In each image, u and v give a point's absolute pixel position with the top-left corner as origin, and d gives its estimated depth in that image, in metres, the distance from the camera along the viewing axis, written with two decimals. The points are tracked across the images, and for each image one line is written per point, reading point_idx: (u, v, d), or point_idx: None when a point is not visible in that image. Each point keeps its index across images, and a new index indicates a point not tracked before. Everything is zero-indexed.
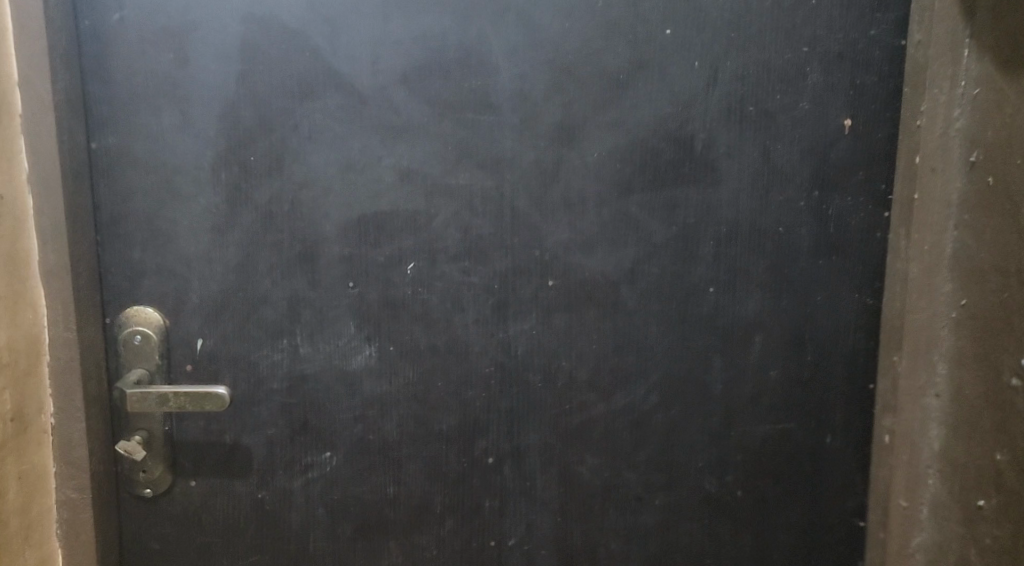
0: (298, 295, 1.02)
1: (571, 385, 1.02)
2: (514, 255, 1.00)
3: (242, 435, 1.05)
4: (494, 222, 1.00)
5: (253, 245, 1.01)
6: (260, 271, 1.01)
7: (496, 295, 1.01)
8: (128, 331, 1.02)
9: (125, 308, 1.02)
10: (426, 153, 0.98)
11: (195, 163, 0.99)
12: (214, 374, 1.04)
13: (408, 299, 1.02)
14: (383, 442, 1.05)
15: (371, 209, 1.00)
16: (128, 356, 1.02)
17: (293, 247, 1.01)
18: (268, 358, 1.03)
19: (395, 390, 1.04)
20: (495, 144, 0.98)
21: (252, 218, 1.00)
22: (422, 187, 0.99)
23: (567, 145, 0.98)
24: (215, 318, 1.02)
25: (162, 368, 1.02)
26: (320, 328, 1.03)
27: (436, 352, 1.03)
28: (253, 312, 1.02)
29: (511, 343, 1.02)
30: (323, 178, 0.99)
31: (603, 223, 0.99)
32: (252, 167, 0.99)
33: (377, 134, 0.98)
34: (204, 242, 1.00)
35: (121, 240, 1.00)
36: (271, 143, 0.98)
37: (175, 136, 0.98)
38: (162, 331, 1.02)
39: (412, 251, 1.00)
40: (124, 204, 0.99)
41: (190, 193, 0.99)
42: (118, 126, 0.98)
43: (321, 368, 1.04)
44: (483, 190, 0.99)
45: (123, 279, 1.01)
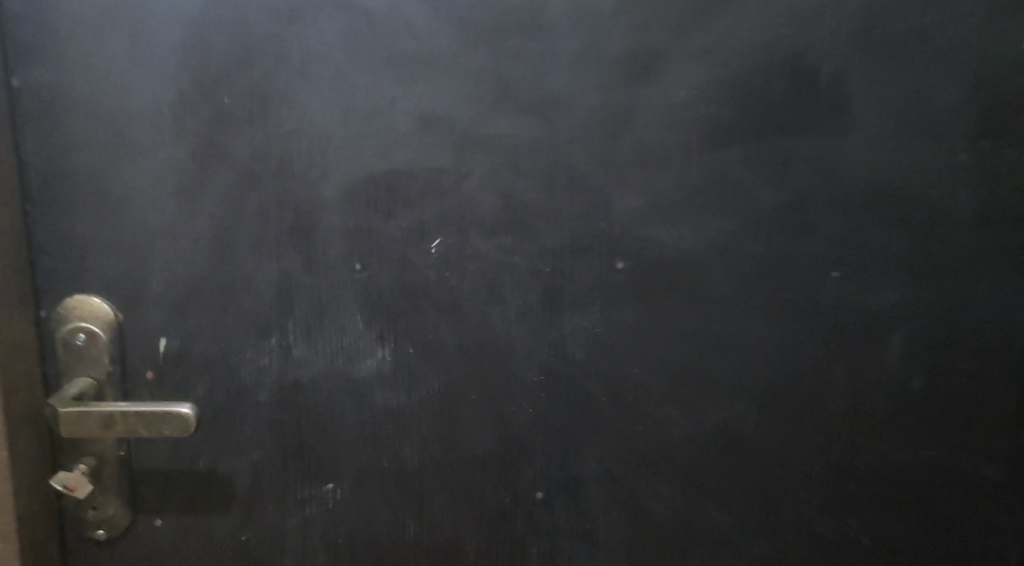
0: (290, 280, 0.78)
1: (644, 397, 0.79)
2: (573, 229, 0.76)
3: (220, 460, 0.82)
4: (545, 184, 0.75)
5: (230, 216, 0.77)
6: (239, 250, 0.77)
7: (547, 280, 0.77)
8: (68, 329, 0.79)
9: (65, 299, 0.79)
10: (455, 91, 0.74)
11: (151, 107, 0.75)
12: (183, 384, 0.80)
13: (432, 286, 0.78)
14: (401, 470, 0.82)
15: (383, 169, 0.75)
16: (69, 361, 0.79)
17: (283, 219, 0.77)
18: (252, 362, 0.80)
19: (416, 404, 0.81)
20: (546, 82, 0.74)
21: (230, 180, 0.76)
22: (450, 137, 0.75)
23: (640, 83, 0.73)
24: (182, 310, 0.79)
25: (114, 378, 0.80)
26: (318, 323, 0.79)
27: (469, 356, 0.79)
28: (232, 303, 0.79)
29: (566, 343, 0.79)
30: (320, 128, 0.75)
31: (687, 188, 0.75)
32: (229, 112, 0.75)
33: (390, 69, 0.74)
34: (169, 213, 0.77)
35: (58, 208, 0.77)
36: (251, 80, 0.74)
37: (127, 71, 0.75)
38: (111, 331, 0.79)
39: (436, 222, 0.76)
40: (63, 163, 0.76)
41: (145, 147, 0.76)
42: (52, 60, 0.75)
43: (321, 374, 0.80)
44: (532, 141, 0.74)
45: (63, 261, 0.78)
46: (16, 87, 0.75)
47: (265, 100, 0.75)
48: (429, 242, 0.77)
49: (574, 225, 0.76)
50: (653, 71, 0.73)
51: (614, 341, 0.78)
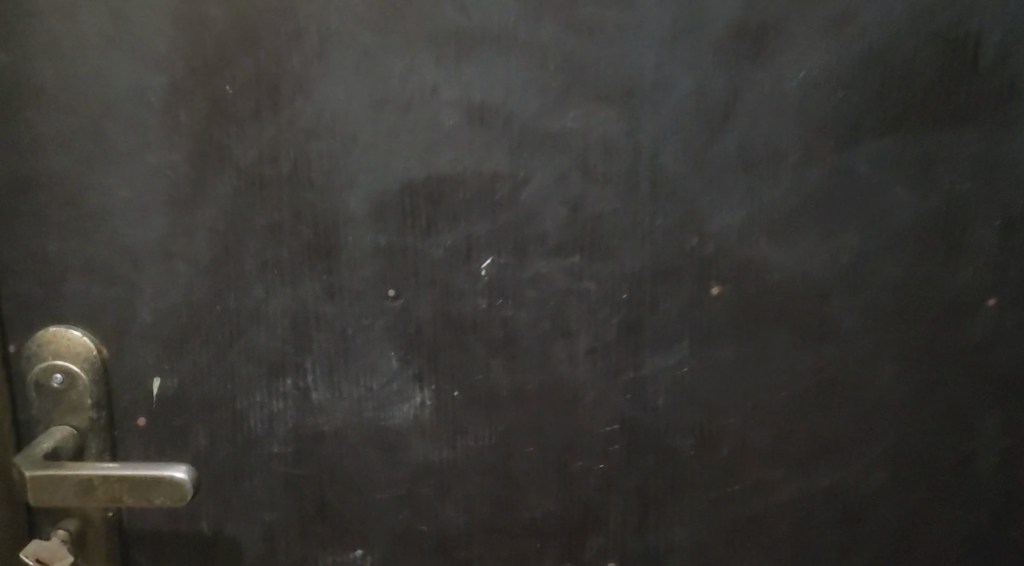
0: (307, 310, 0.63)
1: (750, 454, 0.65)
2: (655, 246, 0.61)
3: (223, 526, 0.67)
4: (625, 192, 0.60)
5: (232, 233, 0.62)
6: (245, 274, 0.62)
7: (627, 309, 0.62)
8: (43, 367, 0.63)
9: (37, 329, 0.63)
10: (517, 76, 0.58)
11: (134, 95, 0.59)
12: (181, 432, 0.65)
13: (483, 316, 0.63)
14: (442, 535, 0.68)
15: (423, 173, 0.60)
16: (45, 406, 0.64)
17: (297, 235, 0.62)
18: (263, 408, 0.65)
19: (463, 457, 0.66)
20: (630, 61, 0.58)
21: (231, 189, 0.61)
22: (509, 135, 0.59)
23: (750, 62, 0.58)
24: (177, 346, 0.64)
25: (99, 425, 0.64)
26: (343, 362, 0.64)
27: (527, 402, 0.65)
28: (237, 338, 0.64)
29: (647, 385, 0.64)
30: (343, 123, 0.59)
31: (808, 196, 0.60)
32: (229, 103, 0.59)
33: (432, 47, 0.58)
34: (158, 227, 0.62)
35: (24, 221, 0.62)
36: (256, 62, 0.58)
37: (103, 51, 0.59)
38: (96, 368, 0.64)
39: (490, 239, 0.61)
40: (27, 166, 0.61)
41: (128, 146, 0.60)
42: (7, 35, 0.58)
43: (346, 423, 0.66)
44: (609, 138, 0.59)
45: (33, 284, 0.63)
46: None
47: (275, 87, 0.59)
48: (478, 264, 0.62)
49: (656, 244, 0.61)
50: (767, 47, 0.58)
51: (705, 388, 0.64)
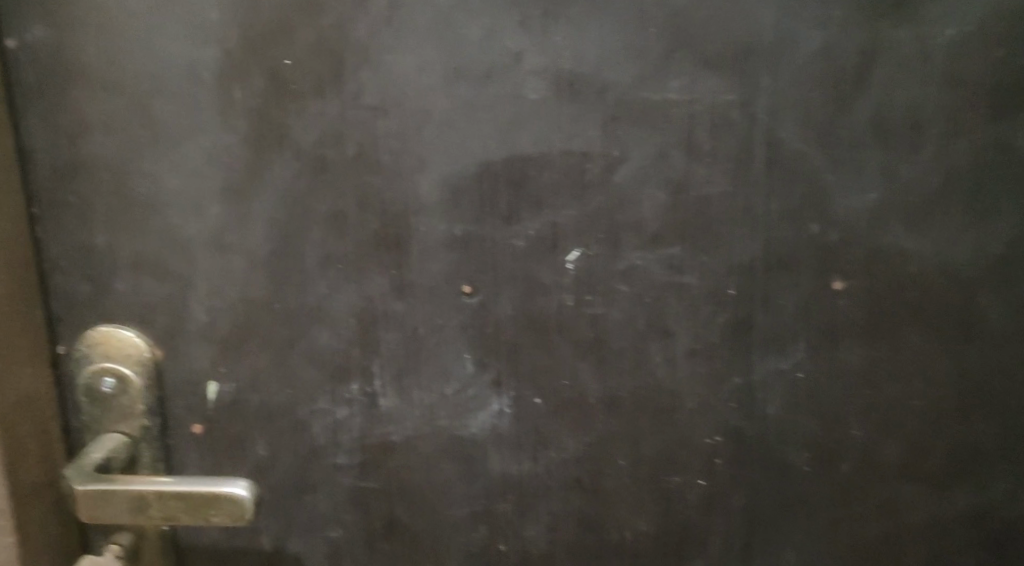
0: (374, 307, 0.57)
1: (876, 471, 0.58)
2: (772, 235, 0.54)
3: (284, 543, 0.61)
4: (734, 172, 0.53)
5: (292, 223, 0.55)
6: (308, 268, 0.56)
7: (735, 304, 0.55)
8: (93, 370, 0.58)
9: (87, 329, 0.58)
10: (612, 42, 0.51)
11: (185, 71, 0.53)
12: (238, 442, 0.59)
13: (570, 315, 0.56)
14: (524, 555, 0.61)
15: (503, 154, 0.53)
16: (95, 411, 0.59)
17: (364, 225, 0.55)
18: (326, 415, 0.59)
19: (547, 472, 0.59)
20: (747, 20, 0.51)
21: (291, 175, 0.54)
22: (602, 109, 0.52)
23: (888, 19, 0.51)
24: (234, 348, 0.58)
25: (152, 433, 0.59)
26: (414, 366, 0.58)
27: (619, 411, 0.58)
28: (298, 339, 0.58)
29: (758, 391, 0.57)
30: (415, 98, 0.53)
31: (951, 174, 0.53)
32: (289, 79, 0.53)
33: (515, 9, 0.51)
34: (212, 218, 0.55)
35: (69, 214, 0.56)
36: (318, 31, 0.52)
37: (153, 23, 0.53)
38: (149, 372, 0.58)
39: (579, 227, 0.54)
40: (72, 153, 0.55)
41: (179, 127, 0.54)
42: (52, 7, 0.53)
43: (417, 433, 0.59)
44: (720, 110, 0.52)
45: (83, 281, 0.57)
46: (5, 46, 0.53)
47: (339, 60, 0.52)
48: (564, 257, 0.55)
49: (774, 233, 0.54)
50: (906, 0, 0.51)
51: (826, 395, 0.57)
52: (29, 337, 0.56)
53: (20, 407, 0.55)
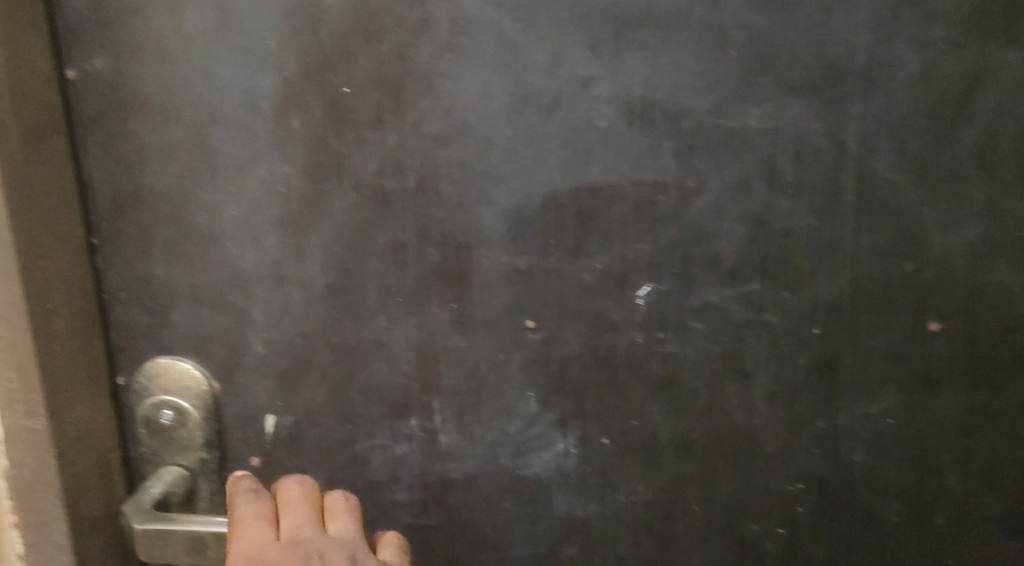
0: (434, 340, 0.54)
1: (972, 525, 0.55)
2: (858, 271, 0.51)
3: None
4: (820, 205, 0.49)
5: (351, 253, 0.52)
6: (366, 300, 0.53)
7: (820, 345, 0.52)
8: (152, 401, 0.56)
9: (147, 361, 0.55)
10: (689, 67, 0.48)
11: (243, 101, 0.50)
12: (296, 476, 0.56)
13: (640, 353, 0.53)
14: None
15: (570, 184, 0.50)
16: (153, 443, 0.56)
17: (424, 257, 0.52)
18: (386, 451, 0.56)
19: (614, 516, 0.56)
20: (836, 42, 0.47)
21: (349, 207, 0.52)
22: (677, 138, 0.49)
23: (996, 40, 0.47)
24: (293, 382, 0.55)
25: (211, 467, 0.56)
26: (477, 402, 0.54)
27: (692, 454, 0.54)
28: (356, 373, 0.54)
29: (844, 436, 0.53)
30: (479, 127, 0.50)
31: None
32: (348, 109, 0.50)
33: (584, 33, 0.48)
34: (270, 249, 0.53)
35: (127, 245, 0.53)
36: (379, 57, 0.49)
37: (211, 52, 0.50)
38: (207, 405, 0.55)
39: (651, 261, 0.51)
40: (131, 183, 0.52)
41: (237, 158, 0.51)
42: (110, 33, 0.50)
43: (478, 471, 0.56)
44: (807, 138, 0.48)
45: (141, 312, 0.54)
46: (65, 76, 0.51)
47: (401, 87, 0.50)
48: (634, 293, 0.52)
49: (864, 269, 0.51)
50: (1016, 18, 0.47)
51: (920, 444, 0.53)
52: (91, 370, 0.54)
53: (82, 443, 0.52)
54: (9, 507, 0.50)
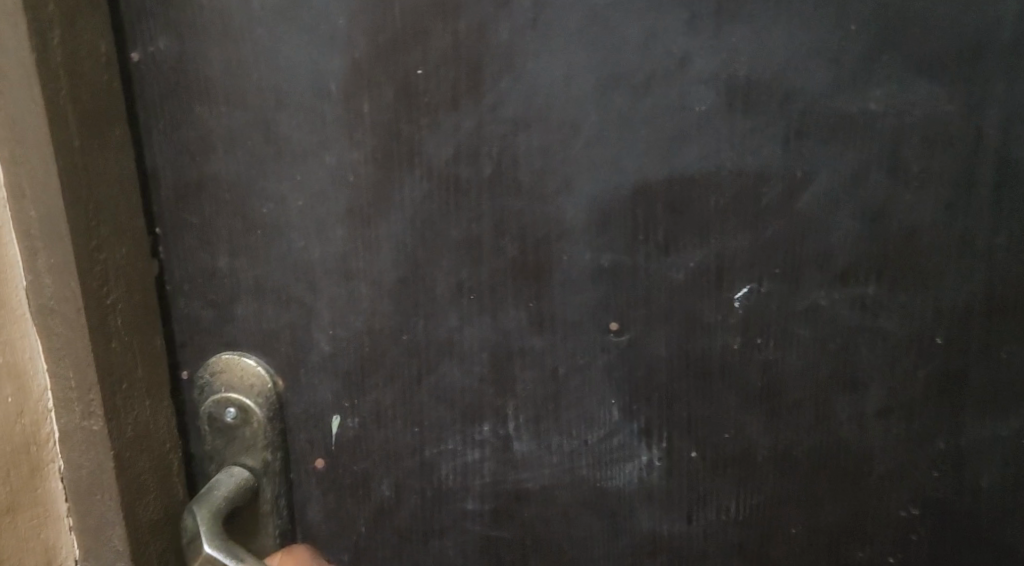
0: (510, 341, 0.49)
1: None
2: (993, 273, 0.45)
3: None
4: (948, 197, 0.44)
5: (422, 246, 0.48)
6: (437, 298, 0.49)
7: (944, 355, 0.46)
8: (215, 397, 0.51)
9: (210, 355, 0.51)
10: (799, 42, 0.43)
11: (313, 81, 0.46)
12: (361, 483, 0.52)
13: (737, 360, 0.48)
14: None
15: (662, 173, 0.45)
16: (217, 442, 0.51)
17: (498, 251, 0.48)
18: (455, 458, 0.51)
19: (705, 536, 0.51)
20: (972, 12, 0.42)
21: (422, 196, 0.47)
22: (784, 122, 0.44)
23: None
24: (360, 384, 0.51)
25: (276, 468, 0.52)
26: (555, 409, 0.50)
27: (794, 473, 0.49)
28: (425, 375, 0.50)
29: (969, 456, 0.48)
30: (563, 110, 0.45)
31: None
32: (423, 93, 0.46)
33: (682, 5, 0.43)
34: (337, 241, 0.49)
35: (190, 236, 0.49)
36: (456, 34, 0.45)
37: (277, 34, 0.46)
38: (272, 402, 0.51)
39: (752, 259, 0.46)
40: (194, 171, 0.48)
41: (304, 142, 0.47)
42: (174, 10, 0.46)
43: (555, 481, 0.51)
44: (934, 123, 0.43)
45: (205, 307, 0.50)
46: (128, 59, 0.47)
47: (479, 66, 0.45)
48: (731, 294, 0.47)
49: (997, 270, 0.45)
50: None
51: None
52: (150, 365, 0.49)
53: (140, 446, 0.48)
54: (65, 510, 0.47)
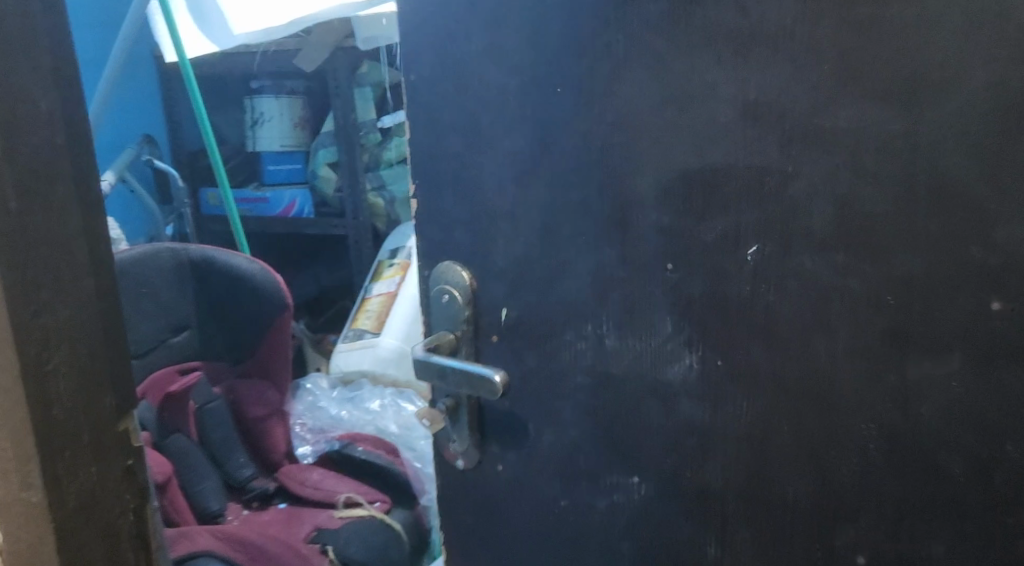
0: (606, 271, 0.72)
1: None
2: (929, 251, 0.61)
3: (542, 428, 0.79)
4: (896, 192, 0.61)
5: (557, 202, 0.73)
6: (562, 236, 0.73)
7: (890, 315, 0.63)
8: (437, 287, 0.81)
9: (440, 259, 0.81)
10: (787, 81, 0.63)
11: (496, 91, 0.73)
12: (516, 354, 0.78)
13: (746, 299, 0.67)
14: (703, 488, 0.73)
15: (701, 164, 0.67)
16: (438, 314, 0.82)
17: (599, 207, 0.71)
18: (569, 345, 0.75)
19: (727, 426, 0.71)
20: (909, 59, 0.59)
21: (553, 168, 0.72)
22: (777, 133, 0.64)
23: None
24: (519, 286, 0.76)
25: (468, 335, 0.80)
26: (631, 319, 0.72)
27: (782, 388, 0.68)
28: (554, 285, 0.75)
29: (912, 394, 0.64)
30: (638, 118, 0.68)
31: None
32: (558, 105, 0.71)
33: (713, 53, 0.64)
34: (506, 195, 0.75)
35: (431, 182, 0.79)
36: (578, 64, 0.69)
37: (481, 65, 0.73)
38: (467, 295, 0.79)
39: (758, 228, 0.66)
40: (430, 149, 0.78)
41: (491, 130, 0.74)
42: (422, 51, 0.76)
43: (629, 371, 0.73)
44: (886, 136, 0.61)
45: (437, 230, 0.80)
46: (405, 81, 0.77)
47: (590, 89, 0.69)
48: (744, 251, 0.67)
49: (933, 250, 0.61)
50: None
51: (983, 411, 0.62)
52: (120, 450, 0.61)
53: (105, 499, 0.60)
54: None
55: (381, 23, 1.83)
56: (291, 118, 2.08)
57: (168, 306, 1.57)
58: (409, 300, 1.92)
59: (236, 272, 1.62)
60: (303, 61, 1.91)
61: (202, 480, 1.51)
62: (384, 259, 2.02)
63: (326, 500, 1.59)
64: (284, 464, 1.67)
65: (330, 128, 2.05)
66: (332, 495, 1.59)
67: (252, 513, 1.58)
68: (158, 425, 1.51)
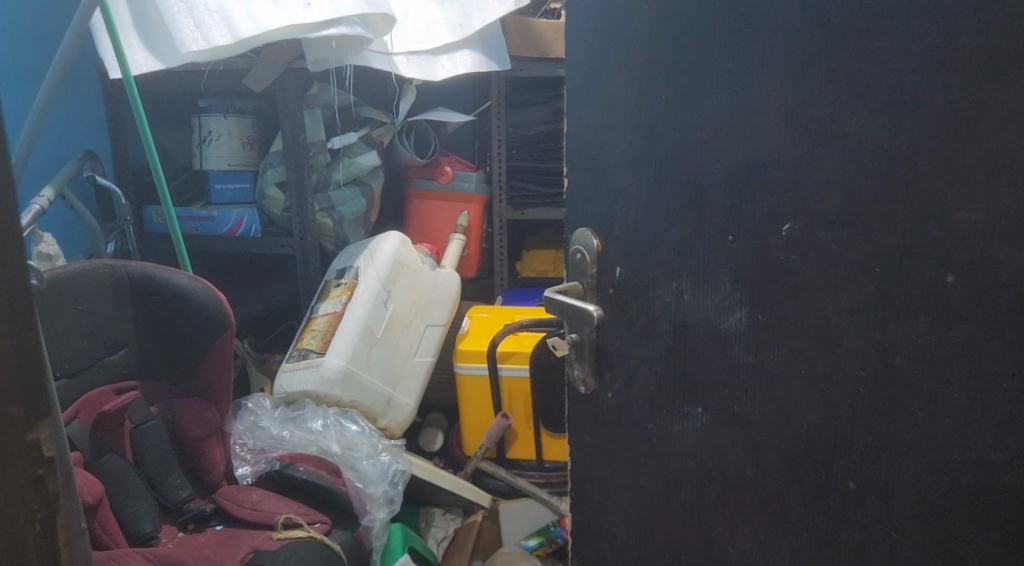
0: (688, 242, 0.92)
1: (970, 430, 0.82)
2: (905, 232, 0.82)
3: (635, 367, 0.98)
4: (884, 184, 0.82)
5: (658, 187, 0.93)
6: (657, 214, 0.94)
7: (879, 282, 0.84)
8: (573, 247, 1.01)
9: (577, 227, 1.00)
10: (813, 94, 0.84)
11: (605, 100, 0.95)
12: (617, 306, 0.98)
13: (782, 264, 0.87)
14: (747, 418, 0.92)
15: (752, 158, 0.87)
16: (571, 268, 1.02)
17: (677, 188, 0.92)
18: (657, 299, 0.95)
19: (762, 365, 0.90)
20: (895, 82, 0.80)
21: (639, 160, 0.94)
22: (806, 135, 0.85)
23: (990, 83, 0.77)
24: (626, 251, 0.96)
25: (592, 284, 0.99)
26: (702, 278, 0.92)
27: (800, 338, 0.88)
28: (645, 251, 0.95)
29: (891, 347, 0.84)
30: (707, 121, 0.89)
31: None
32: (648, 109, 0.92)
33: (760, 73, 0.86)
34: (608, 180, 0.96)
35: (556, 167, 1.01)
36: (663, 83, 0.91)
37: (592, 80, 0.96)
38: (595, 252, 0.98)
39: (790, 208, 0.86)
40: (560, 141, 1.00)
41: (600, 128, 0.96)
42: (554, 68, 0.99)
43: (697, 320, 0.93)
44: (878, 140, 0.82)
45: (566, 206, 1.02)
46: (564, 90, 0.98)
47: (674, 95, 0.90)
48: (781, 227, 0.87)
49: (906, 232, 0.82)
50: (1003, 74, 0.77)
51: (938, 360, 0.82)
52: (32, 460, 0.75)
53: (13, 505, 0.74)
54: None
55: (331, 46, 1.81)
56: (239, 138, 2.09)
57: (101, 324, 1.49)
58: (355, 319, 1.87)
59: (178, 290, 1.54)
60: (253, 81, 1.92)
61: (135, 501, 1.45)
62: (332, 278, 1.99)
63: (264, 522, 1.53)
64: (224, 485, 1.62)
65: (279, 147, 2.06)
66: (271, 516, 1.54)
67: (187, 535, 1.52)
68: (92, 443, 1.45)
